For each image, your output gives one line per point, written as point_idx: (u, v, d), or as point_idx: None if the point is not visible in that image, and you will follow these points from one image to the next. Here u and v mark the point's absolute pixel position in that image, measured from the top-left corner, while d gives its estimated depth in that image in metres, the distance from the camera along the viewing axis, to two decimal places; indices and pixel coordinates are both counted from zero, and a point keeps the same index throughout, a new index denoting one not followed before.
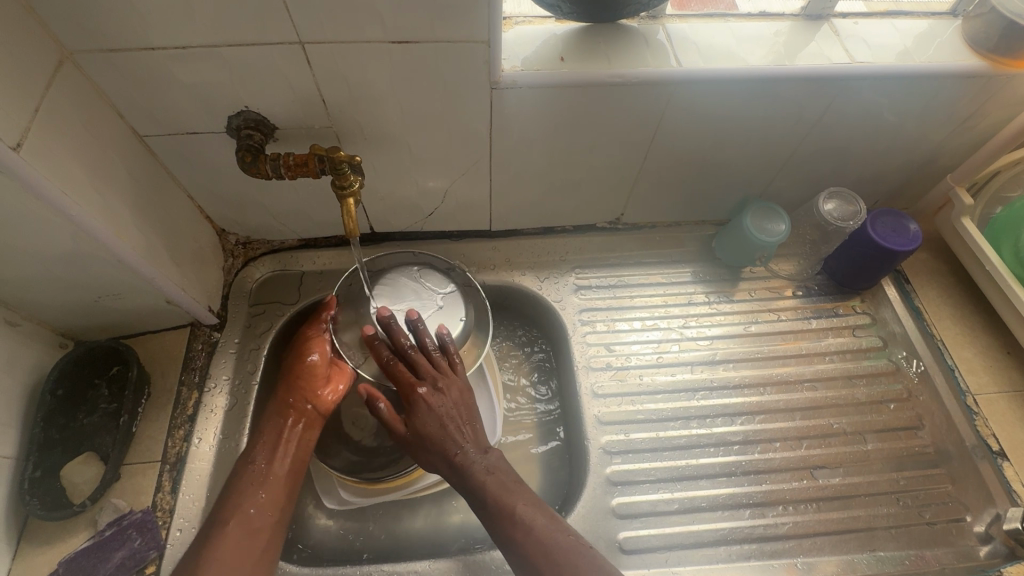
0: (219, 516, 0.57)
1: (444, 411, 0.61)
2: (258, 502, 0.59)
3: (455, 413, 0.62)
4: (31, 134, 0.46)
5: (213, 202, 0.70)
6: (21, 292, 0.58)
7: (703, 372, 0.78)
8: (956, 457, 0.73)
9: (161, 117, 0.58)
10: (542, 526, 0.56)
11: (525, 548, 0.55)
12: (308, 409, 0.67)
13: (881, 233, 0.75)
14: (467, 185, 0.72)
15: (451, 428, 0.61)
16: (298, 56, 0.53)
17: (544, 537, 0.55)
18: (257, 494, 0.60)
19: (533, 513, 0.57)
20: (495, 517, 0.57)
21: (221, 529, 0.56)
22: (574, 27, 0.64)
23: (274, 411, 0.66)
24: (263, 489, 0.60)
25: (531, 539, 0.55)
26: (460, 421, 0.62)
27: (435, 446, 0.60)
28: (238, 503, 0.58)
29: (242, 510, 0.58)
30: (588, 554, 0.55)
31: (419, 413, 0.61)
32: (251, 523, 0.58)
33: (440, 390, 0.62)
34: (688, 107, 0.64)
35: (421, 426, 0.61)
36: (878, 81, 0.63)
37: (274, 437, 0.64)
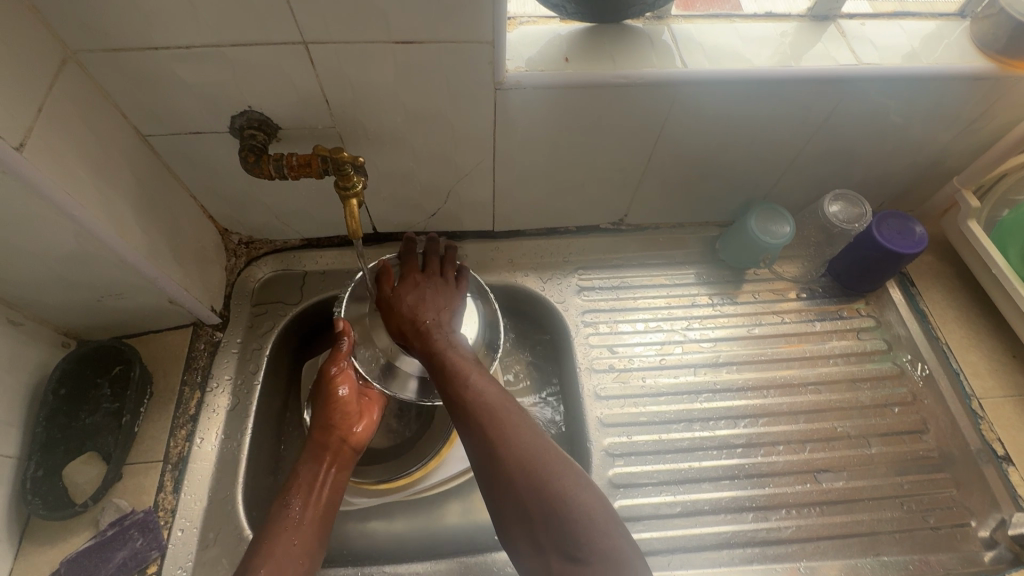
0: (251, 562, 0.54)
1: (428, 292, 0.68)
2: (292, 550, 0.56)
3: (438, 301, 0.67)
4: (34, 134, 0.46)
5: (216, 202, 0.70)
6: (24, 291, 0.58)
7: (706, 374, 0.77)
8: (961, 461, 0.73)
9: (164, 116, 0.58)
10: (489, 391, 0.57)
11: (468, 406, 0.56)
12: (340, 449, 0.65)
13: (887, 236, 0.75)
14: (470, 185, 0.72)
15: (428, 304, 0.67)
16: (302, 56, 0.53)
17: (491, 398, 0.57)
18: (292, 540, 0.57)
19: (484, 381, 0.59)
20: (446, 378, 0.59)
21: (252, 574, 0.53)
22: (579, 28, 0.64)
23: (308, 453, 0.65)
24: (298, 535, 0.58)
25: (476, 400, 0.56)
26: (438, 304, 0.67)
27: (408, 309, 0.66)
28: (273, 551, 0.56)
29: (276, 557, 0.55)
30: (531, 421, 0.56)
31: (406, 285, 0.68)
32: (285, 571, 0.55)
33: (430, 282, 0.69)
34: (693, 108, 0.64)
35: (402, 293, 0.67)
36: (884, 83, 0.62)
37: (309, 481, 0.62)
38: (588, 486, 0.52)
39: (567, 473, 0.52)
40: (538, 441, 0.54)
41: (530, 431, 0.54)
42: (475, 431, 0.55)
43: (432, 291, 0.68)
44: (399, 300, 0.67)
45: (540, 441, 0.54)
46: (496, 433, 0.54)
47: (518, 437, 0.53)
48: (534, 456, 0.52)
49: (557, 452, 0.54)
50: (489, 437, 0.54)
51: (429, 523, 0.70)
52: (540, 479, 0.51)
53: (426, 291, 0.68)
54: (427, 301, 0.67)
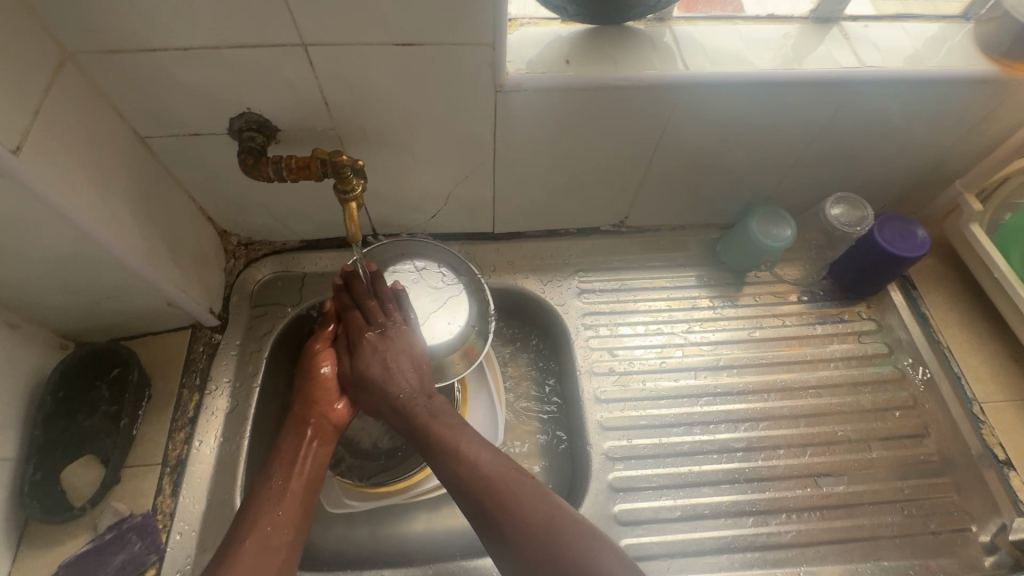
0: (237, 534, 0.55)
1: (388, 353, 0.64)
2: (277, 519, 0.56)
3: (402, 360, 0.64)
4: (31, 137, 0.46)
5: (215, 203, 0.70)
6: (22, 294, 0.58)
7: (707, 377, 0.77)
8: (962, 465, 0.73)
9: (163, 118, 0.57)
10: (485, 462, 0.57)
11: (467, 484, 0.56)
12: (321, 422, 0.64)
13: (888, 239, 0.74)
14: (470, 187, 0.72)
15: (394, 370, 0.64)
16: (301, 58, 0.53)
17: (484, 471, 0.57)
18: (275, 511, 0.57)
19: (474, 451, 0.58)
20: (439, 452, 0.59)
21: (238, 545, 0.54)
22: (580, 29, 0.63)
23: (291, 425, 0.64)
24: (282, 505, 0.57)
25: (474, 476, 0.56)
26: (404, 363, 0.64)
27: (377, 388, 0.64)
28: (258, 520, 0.56)
29: (261, 528, 0.55)
30: (527, 484, 0.56)
31: (366, 355, 0.65)
32: (270, 540, 0.55)
33: (388, 339, 0.65)
34: (694, 111, 0.63)
35: (364, 367, 0.64)
36: (888, 86, 0.62)
37: (293, 453, 0.62)
38: (602, 548, 0.52)
39: (576, 538, 0.52)
40: (542, 509, 0.54)
41: (534, 497, 0.55)
42: (483, 511, 0.55)
43: (394, 349, 0.65)
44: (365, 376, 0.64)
45: (544, 507, 0.54)
46: (503, 511, 0.54)
47: (519, 510, 0.54)
48: (539, 530, 0.53)
49: (562, 514, 0.54)
50: (497, 517, 0.54)
51: (428, 526, 0.70)
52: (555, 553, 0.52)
53: (386, 355, 0.64)
54: (394, 362, 0.64)
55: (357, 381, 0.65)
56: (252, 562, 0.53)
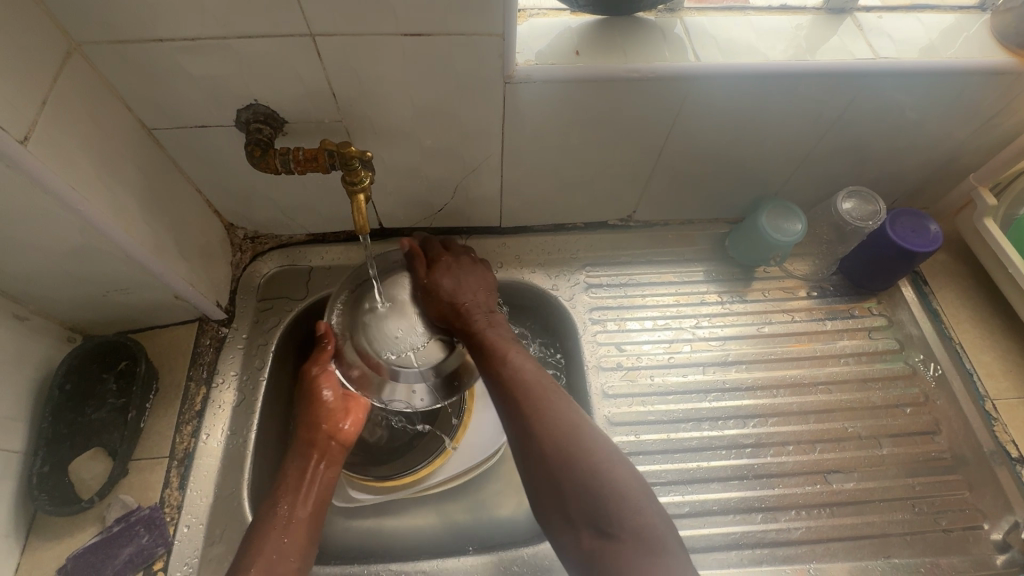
0: (241, 562, 0.55)
1: (463, 274, 0.69)
2: (282, 546, 0.57)
3: (473, 281, 0.70)
4: (38, 128, 0.45)
5: (222, 196, 0.70)
6: (30, 286, 0.57)
7: (715, 373, 0.76)
8: (973, 463, 0.72)
9: (170, 110, 0.57)
10: (526, 369, 0.61)
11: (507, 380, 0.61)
12: (326, 446, 0.66)
13: (900, 234, 0.74)
14: (477, 180, 0.71)
15: (467, 286, 0.68)
16: (309, 49, 0.52)
17: (529, 381, 0.60)
18: (280, 539, 0.58)
19: (518, 358, 0.62)
20: (488, 352, 0.64)
21: (243, 573, 0.54)
22: (589, 20, 0.62)
23: (297, 452, 0.65)
24: (286, 533, 0.58)
25: (514, 378, 0.61)
26: (474, 285, 0.69)
27: (450, 295, 0.67)
28: (262, 547, 0.56)
29: (265, 554, 0.56)
30: (567, 400, 0.59)
31: (442, 271, 0.69)
32: (275, 566, 0.56)
33: (462, 264, 0.71)
34: (705, 103, 0.62)
35: (438, 280, 0.68)
36: (903, 78, 0.61)
37: (299, 481, 0.63)
38: (625, 468, 0.55)
39: (600, 452, 0.55)
40: (572, 418, 0.57)
41: (567, 406, 0.58)
42: (515, 408, 0.59)
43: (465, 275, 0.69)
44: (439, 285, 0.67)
45: (575, 418, 0.58)
46: (535, 411, 0.58)
47: (557, 418, 0.57)
48: (573, 438, 0.56)
49: (595, 433, 0.57)
50: (527, 414, 0.58)
51: (435, 521, 0.70)
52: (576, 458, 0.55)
53: (460, 273, 0.69)
54: (466, 281, 0.69)
55: (427, 287, 0.67)
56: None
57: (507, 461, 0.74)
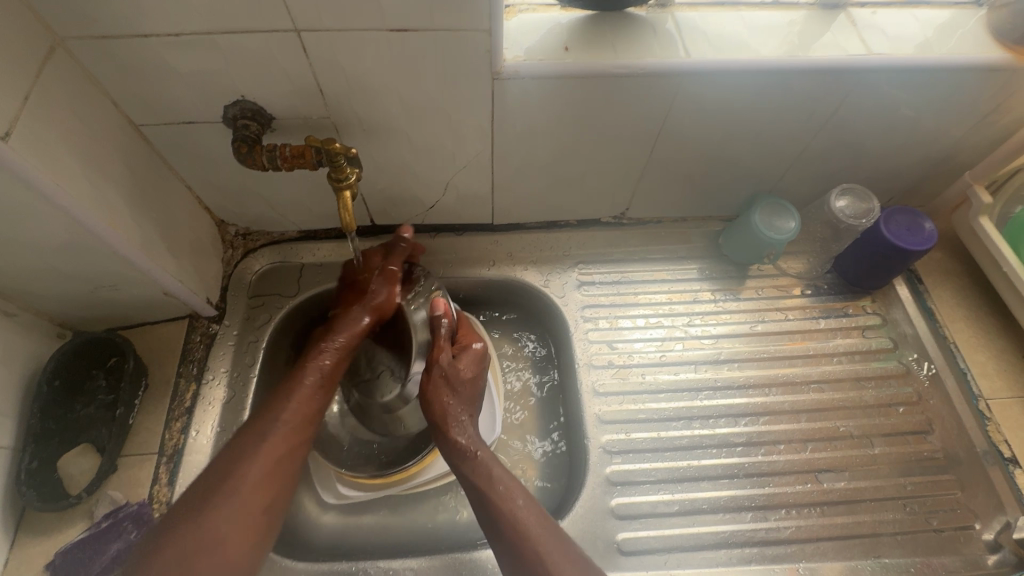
0: (273, 415, 0.59)
1: (463, 374, 0.64)
2: (307, 416, 0.60)
3: (470, 383, 0.65)
4: (21, 124, 0.45)
5: (212, 193, 0.69)
6: (18, 283, 0.58)
7: (707, 371, 0.76)
8: (966, 462, 0.72)
9: (157, 106, 0.57)
10: (517, 505, 0.57)
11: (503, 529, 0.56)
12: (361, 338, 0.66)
13: (895, 232, 0.73)
14: (468, 178, 0.71)
15: (464, 389, 0.64)
16: (295, 45, 0.52)
17: (486, 473, 0.60)
18: (308, 408, 0.61)
19: (512, 500, 0.58)
20: (481, 486, 0.59)
21: (273, 429, 0.58)
22: (580, 15, 0.62)
23: (346, 331, 0.65)
24: (315, 403, 0.62)
25: (511, 528, 0.56)
26: (467, 388, 0.64)
27: (451, 390, 0.64)
28: (295, 411, 0.60)
29: (296, 419, 0.59)
30: (517, 490, 0.59)
31: (451, 365, 0.64)
32: (298, 434, 0.60)
33: (459, 366, 0.64)
34: (697, 99, 0.62)
35: (444, 368, 0.64)
36: (896, 74, 0.60)
37: (339, 358, 0.64)
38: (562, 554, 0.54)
39: (545, 540, 0.55)
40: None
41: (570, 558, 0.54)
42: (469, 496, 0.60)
43: (464, 374, 0.64)
44: (436, 392, 0.63)
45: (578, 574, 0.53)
46: (479, 501, 0.59)
47: (509, 513, 0.57)
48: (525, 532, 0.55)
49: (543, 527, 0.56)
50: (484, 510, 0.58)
51: (425, 518, 0.70)
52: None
53: (462, 373, 0.64)
54: (461, 389, 0.64)
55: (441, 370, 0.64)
56: (277, 452, 0.57)
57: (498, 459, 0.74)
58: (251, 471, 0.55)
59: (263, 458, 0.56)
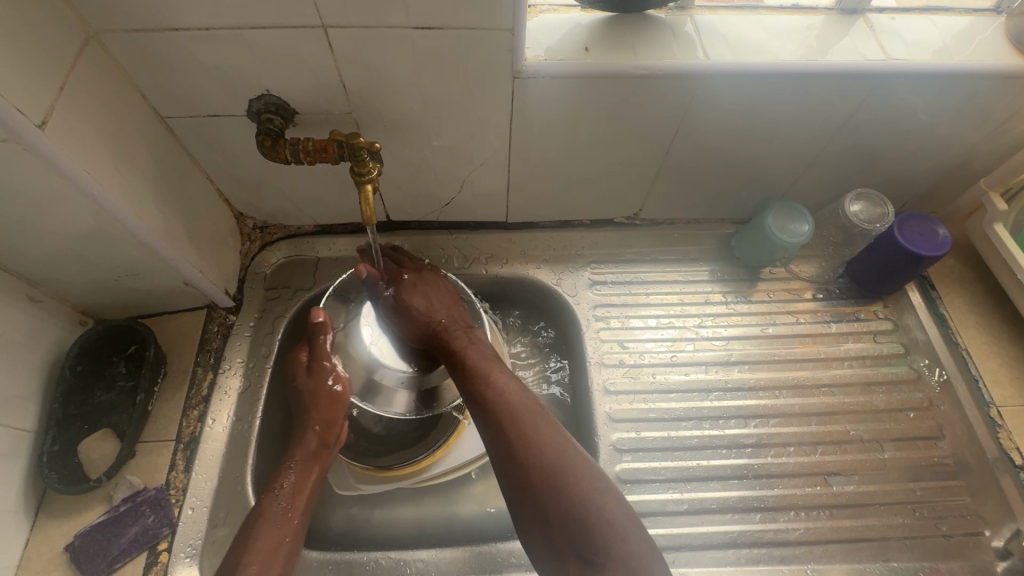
0: (237, 563, 0.54)
1: (428, 288, 0.66)
2: (280, 544, 0.56)
3: (443, 295, 0.66)
4: (56, 113, 0.46)
5: (233, 186, 0.71)
6: (44, 269, 0.59)
7: (718, 372, 0.77)
8: (976, 469, 0.72)
9: (183, 99, 0.58)
10: (478, 358, 0.59)
11: (496, 407, 0.55)
12: (322, 451, 0.64)
13: (909, 237, 0.73)
14: (485, 175, 0.72)
15: (434, 301, 0.65)
16: (322, 41, 0.53)
17: (450, 336, 0.63)
18: (279, 538, 0.56)
19: (494, 368, 0.59)
20: (468, 379, 0.58)
21: (242, 568, 0.53)
22: (600, 17, 0.63)
23: (297, 454, 0.63)
24: (286, 533, 0.57)
25: (487, 382, 0.57)
26: (438, 295, 0.66)
27: (417, 305, 0.65)
28: (261, 546, 0.55)
29: (264, 556, 0.55)
30: (478, 347, 0.61)
31: (408, 285, 0.67)
32: (272, 567, 0.55)
33: (430, 278, 0.68)
34: (714, 101, 0.62)
35: (404, 291, 0.66)
36: (914, 80, 0.61)
37: (300, 483, 0.61)
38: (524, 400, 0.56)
39: (507, 387, 0.56)
40: (568, 448, 0.52)
41: (555, 433, 0.53)
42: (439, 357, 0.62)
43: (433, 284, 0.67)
44: (406, 301, 0.66)
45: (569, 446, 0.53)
46: (451, 354, 0.61)
47: (474, 362, 0.59)
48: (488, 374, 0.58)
49: (505, 376, 0.58)
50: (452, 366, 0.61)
51: (436, 511, 0.71)
52: (582, 508, 0.49)
53: (427, 289, 0.66)
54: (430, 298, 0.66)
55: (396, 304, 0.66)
56: None
57: None
58: None
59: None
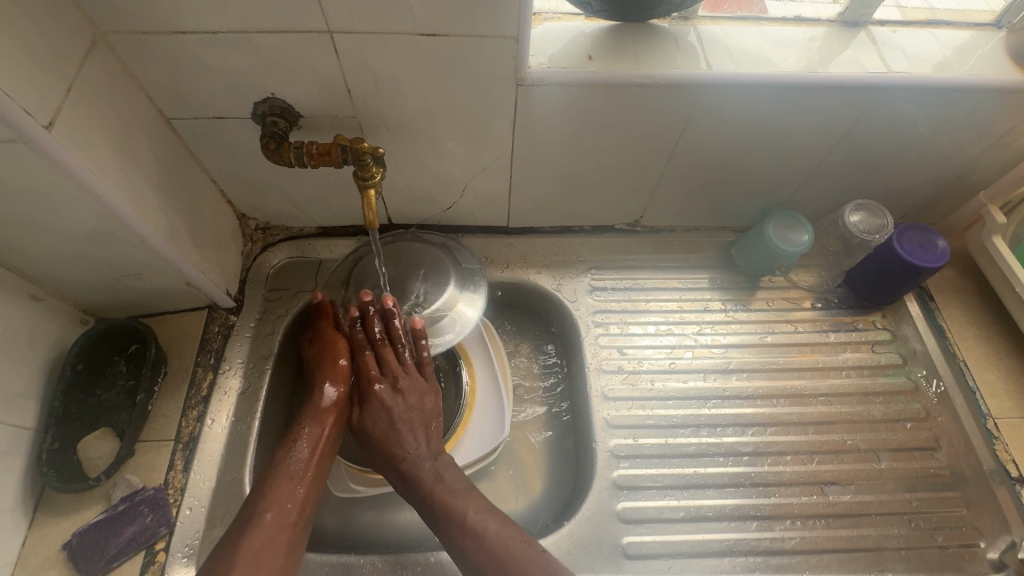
0: (253, 510, 0.56)
1: (397, 411, 0.66)
2: (295, 498, 0.58)
3: (412, 415, 0.66)
4: (64, 114, 0.47)
5: (236, 187, 0.71)
6: (47, 268, 0.59)
7: (716, 380, 0.77)
8: (972, 481, 0.72)
9: (189, 101, 0.58)
10: (446, 496, 0.60)
11: (480, 552, 0.57)
12: (336, 408, 0.65)
13: (907, 248, 0.74)
14: (487, 181, 0.72)
15: (403, 429, 0.65)
16: (327, 46, 0.53)
17: (419, 470, 0.63)
18: (295, 490, 0.58)
19: (465, 503, 0.60)
20: (446, 526, 0.59)
21: (258, 520, 0.55)
22: (604, 26, 0.63)
23: (312, 410, 0.64)
24: (302, 483, 0.59)
25: (461, 525, 0.58)
26: (410, 419, 0.65)
27: (387, 440, 0.64)
28: (276, 497, 0.57)
29: (280, 503, 0.57)
30: (451, 476, 0.63)
31: (374, 412, 0.66)
32: (286, 519, 0.57)
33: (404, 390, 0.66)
34: (716, 111, 0.63)
35: (373, 422, 0.66)
36: (914, 93, 0.61)
37: (315, 436, 0.62)
38: (504, 539, 0.57)
39: (482, 529, 0.58)
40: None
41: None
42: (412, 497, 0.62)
43: (405, 406, 0.66)
44: (378, 425, 0.65)
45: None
46: (427, 488, 0.61)
47: (447, 503, 0.60)
48: (460, 514, 0.59)
49: (476, 515, 0.59)
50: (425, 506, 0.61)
51: None
52: None
53: (395, 410, 0.66)
54: (406, 421, 0.65)
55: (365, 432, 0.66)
56: (266, 540, 0.55)
57: (505, 459, 0.75)
58: (241, 565, 0.52)
59: (243, 558, 0.53)
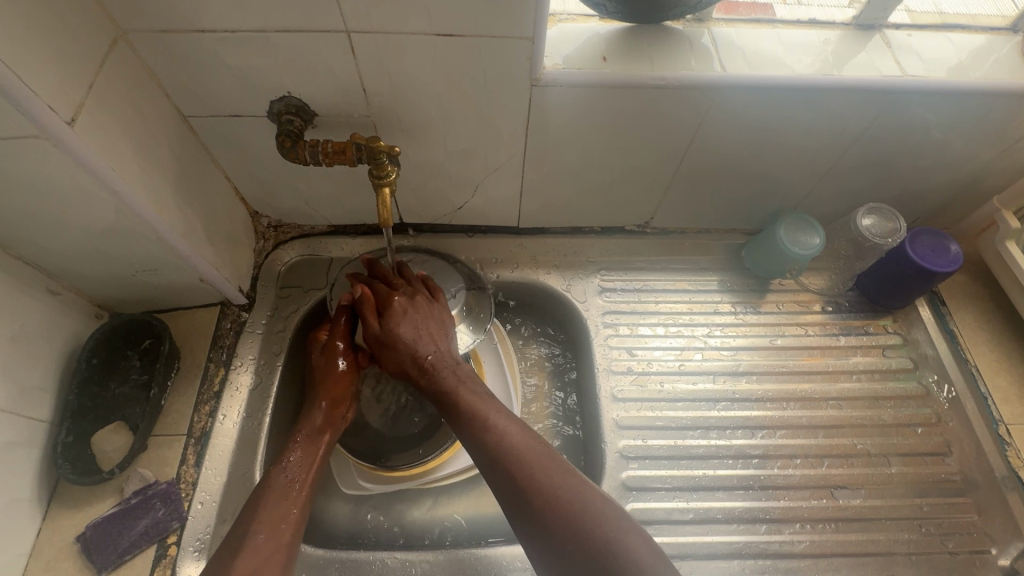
0: (247, 528, 0.53)
1: (419, 317, 0.64)
2: (290, 518, 0.56)
3: (433, 324, 0.65)
4: (85, 110, 0.47)
5: (249, 185, 0.71)
6: (64, 262, 0.60)
7: (725, 382, 0.77)
8: (983, 487, 0.71)
9: (206, 99, 0.59)
10: (465, 389, 0.61)
11: (493, 442, 0.56)
12: (328, 429, 0.65)
13: (920, 253, 0.73)
14: (498, 181, 0.72)
15: (425, 334, 0.64)
16: (344, 45, 0.54)
17: (439, 367, 0.63)
18: (289, 509, 0.56)
19: (484, 400, 0.60)
20: (464, 417, 0.58)
21: (251, 538, 0.52)
22: (618, 27, 0.63)
23: (306, 429, 0.63)
24: (295, 503, 0.57)
25: (477, 414, 0.58)
26: (431, 325, 0.64)
27: (408, 342, 0.63)
28: (268, 516, 0.54)
29: (273, 522, 0.54)
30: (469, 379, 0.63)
31: (396, 315, 0.64)
32: (280, 539, 0.54)
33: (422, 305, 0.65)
34: (729, 112, 0.63)
35: (395, 326, 0.63)
36: (930, 97, 0.61)
37: (308, 456, 0.61)
38: (520, 431, 0.57)
39: (499, 420, 0.58)
40: (569, 476, 0.52)
41: (563, 469, 0.53)
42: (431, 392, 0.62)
43: (426, 313, 0.65)
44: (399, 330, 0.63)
45: (570, 474, 0.53)
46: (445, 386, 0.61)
47: (465, 396, 0.60)
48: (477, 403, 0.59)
49: (493, 408, 0.59)
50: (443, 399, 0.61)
51: (441, 513, 0.71)
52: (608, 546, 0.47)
53: (417, 317, 0.64)
54: (426, 328, 0.64)
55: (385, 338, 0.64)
56: (259, 559, 0.51)
57: None
58: None
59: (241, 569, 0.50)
